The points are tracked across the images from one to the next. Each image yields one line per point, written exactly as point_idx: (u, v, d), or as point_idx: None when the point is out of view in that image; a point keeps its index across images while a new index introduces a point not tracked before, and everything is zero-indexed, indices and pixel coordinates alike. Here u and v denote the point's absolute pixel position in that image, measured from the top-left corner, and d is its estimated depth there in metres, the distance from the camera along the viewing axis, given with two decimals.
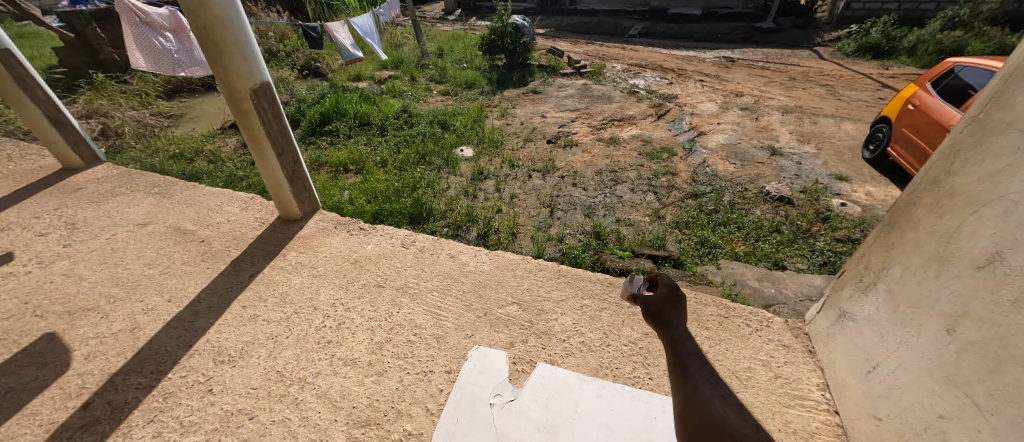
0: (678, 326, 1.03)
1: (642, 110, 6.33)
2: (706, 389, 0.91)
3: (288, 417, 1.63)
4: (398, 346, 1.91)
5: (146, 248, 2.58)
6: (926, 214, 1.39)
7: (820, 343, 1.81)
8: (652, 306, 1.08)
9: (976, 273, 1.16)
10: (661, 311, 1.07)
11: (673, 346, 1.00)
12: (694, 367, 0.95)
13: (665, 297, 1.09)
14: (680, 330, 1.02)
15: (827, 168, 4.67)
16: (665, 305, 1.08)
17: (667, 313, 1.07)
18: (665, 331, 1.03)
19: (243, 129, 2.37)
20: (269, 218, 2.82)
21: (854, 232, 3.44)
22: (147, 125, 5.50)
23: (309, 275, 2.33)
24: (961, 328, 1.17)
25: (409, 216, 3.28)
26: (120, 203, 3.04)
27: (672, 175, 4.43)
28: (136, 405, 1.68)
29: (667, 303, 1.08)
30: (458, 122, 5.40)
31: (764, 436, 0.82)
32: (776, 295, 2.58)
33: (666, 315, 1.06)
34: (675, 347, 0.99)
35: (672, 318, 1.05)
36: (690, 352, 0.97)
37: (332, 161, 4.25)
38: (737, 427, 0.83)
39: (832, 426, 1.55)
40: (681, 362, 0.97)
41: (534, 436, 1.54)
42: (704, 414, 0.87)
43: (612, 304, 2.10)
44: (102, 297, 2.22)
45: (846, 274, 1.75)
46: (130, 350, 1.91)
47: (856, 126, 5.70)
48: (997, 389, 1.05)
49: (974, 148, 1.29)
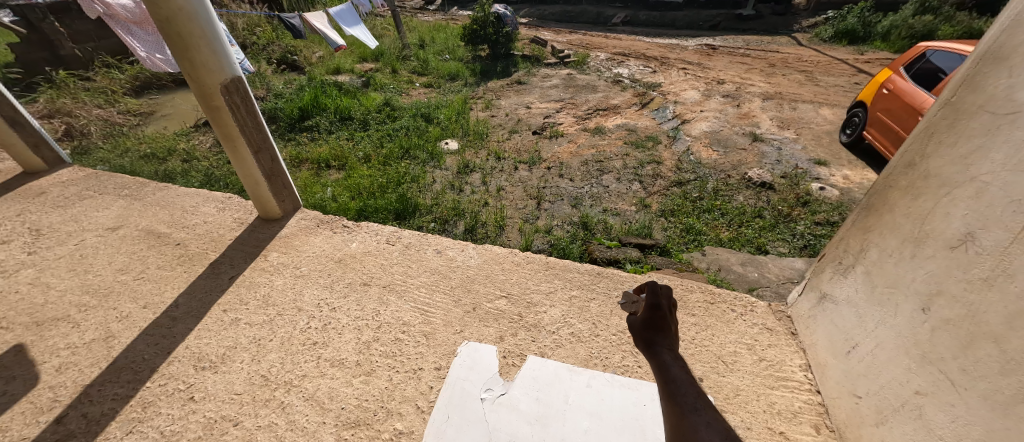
0: (663, 352, 1.06)
1: (626, 100, 6.34)
2: (693, 415, 0.91)
3: (275, 422, 1.59)
4: (386, 345, 1.88)
5: (118, 253, 2.47)
6: (902, 197, 1.43)
7: (802, 325, 1.86)
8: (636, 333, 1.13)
9: (950, 252, 1.19)
10: (644, 336, 1.11)
11: (662, 374, 1.02)
12: (680, 393, 0.96)
13: (644, 321, 1.13)
14: (663, 356, 1.05)
15: (807, 153, 4.76)
16: (647, 331, 1.11)
17: (651, 338, 1.10)
18: (651, 357, 1.06)
19: (215, 126, 2.28)
20: (248, 218, 2.74)
21: (832, 215, 3.53)
22: (115, 124, 5.26)
23: (292, 276, 2.27)
24: (936, 306, 1.20)
25: (394, 211, 3.22)
26: (88, 206, 2.90)
27: (657, 164, 4.46)
28: (113, 416, 1.62)
29: (650, 329, 1.11)
30: (442, 115, 5.32)
31: None
32: (759, 279, 2.64)
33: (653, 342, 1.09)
34: (662, 373, 1.02)
35: (658, 343, 1.09)
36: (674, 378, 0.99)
37: (313, 158, 4.15)
38: None
39: (814, 405, 1.59)
40: (669, 388, 0.99)
41: (526, 430, 1.54)
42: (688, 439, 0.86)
43: (600, 294, 2.11)
44: (72, 306, 2.12)
45: (827, 257, 1.78)
46: (105, 360, 1.84)
47: (833, 111, 5.82)
48: (970, 364, 1.08)
49: (946, 130, 1.32)
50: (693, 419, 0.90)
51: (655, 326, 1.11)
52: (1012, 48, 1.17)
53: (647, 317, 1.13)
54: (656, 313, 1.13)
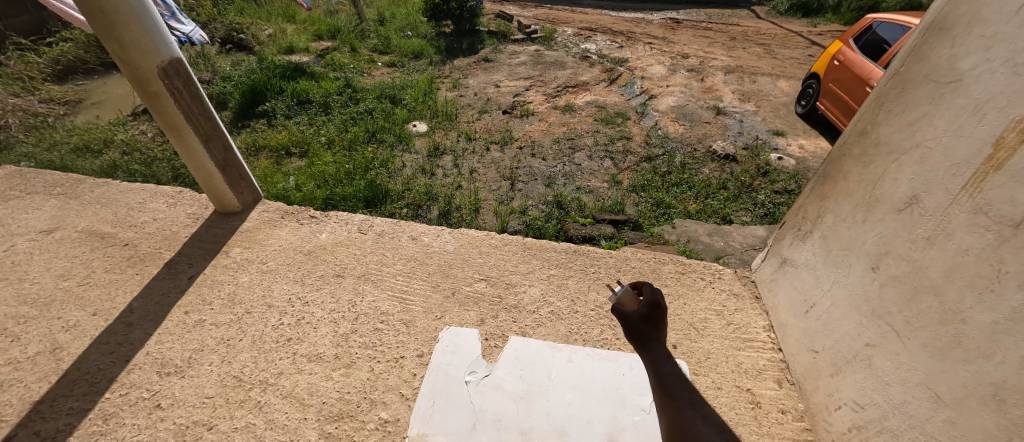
0: (658, 346, 0.99)
1: (594, 76, 6.31)
2: (688, 410, 0.89)
3: (253, 423, 1.54)
4: (365, 336, 1.84)
5: (57, 258, 2.26)
6: (855, 165, 1.52)
7: (765, 288, 1.97)
8: (630, 327, 1.01)
9: (897, 215, 1.27)
10: (639, 331, 1.00)
11: (654, 370, 0.96)
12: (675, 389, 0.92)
13: (644, 315, 1.02)
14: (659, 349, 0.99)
15: (766, 125, 4.97)
16: (643, 324, 1.01)
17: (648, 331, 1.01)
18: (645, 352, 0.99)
19: (158, 115, 2.10)
20: (203, 213, 2.56)
21: (790, 184, 3.73)
22: (38, 115, 4.72)
23: (258, 271, 2.16)
24: (884, 265, 1.29)
25: (364, 199, 3.13)
26: (15, 208, 2.62)
27: (627, 139, 4.52)
28: (70, 431, 1.51)
29: (647, 324, 1.01)
30: (408, 96, 5.11)
31: None
32: (725, 248, 2.77)
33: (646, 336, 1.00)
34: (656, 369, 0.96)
35: (652, 337, 1.01)
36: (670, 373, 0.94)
37: (272, 145, 3.94)
38: None
39: (777, 362, 1.71)
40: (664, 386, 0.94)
41: (511, 407, 1.56)
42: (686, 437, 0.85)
43: (578, 271, 2.15)
44: (8, 318, 1.94)
45: (787, 224, 1.89)
46: (54, 374, 1.70)
47: (790, 84, 6.07)
48: (912, 316, 1.16)
49: (896, 98, 1.40)
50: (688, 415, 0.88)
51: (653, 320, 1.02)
52: (956, 18, 1.23)
53: (646, 311, 1.02)
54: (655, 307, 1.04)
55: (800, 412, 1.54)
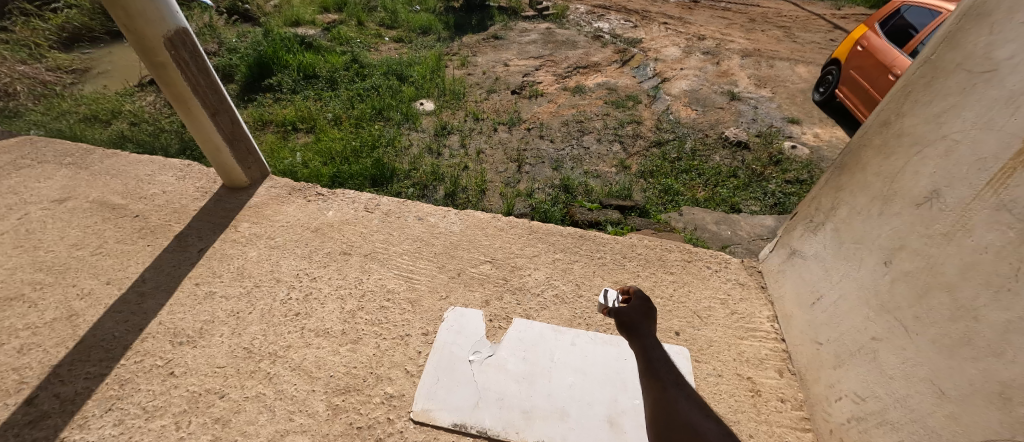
0: (648, 334, 1.09)
1: (606, 57, 6.15)
2: (673, 390, 0.97)
3: (263, 392, 1.58)
4: (371, 313, 1.87)
5: (69, 227, 2.29)
6: (875, 156, 1.48)
7: (771, 279, 1.96)
8: (623, 317, 1.14)
9: (915, 209, 1.25)
10: (630, 320, 1.12)
11: (644, 353, 1.05)
12: (664, 371, 1.01)
13: (638, 308, 1.15)
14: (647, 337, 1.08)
15: (781, 112, 4.85)
16: (635, 316, 1.13)
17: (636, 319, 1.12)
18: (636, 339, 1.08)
19: (165, 87, 2.08)
20: (212, 187, 2.57)
21: (802, 174, 3.67)
22: (45, 83, 4.71)
23: (267, 247, 2.19)
24: (897, 259, 1.27)
25: (371, 177, 3.13)
26: (26, 176, 2.65)
27: (637, 123, 4.44)
28: (88, 395, 1.57)
29: (639, 314, 1.13)
30: (415, 72, 5.02)
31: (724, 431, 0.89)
32: (732, 237, 2.75)
33: (637, 325, 1.11)
34: (647, 354, 1.04)
35: (642, 328, 1.11)
36: (660, 358, 1.03)
37: (278, 120, 3.92)
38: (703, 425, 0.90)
39: (779, 352, 1.72)
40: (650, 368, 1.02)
41: (513, 387, 1.59)
42: (672, 412, 0.93)
43: (583, 256, 2.15)
44: (25, 284, 1.99)
45: (798, 215, 1.87)
46: (71, 339, 1.75)
47: (808, 70, 5.89)
48: (922, 312, 1.15)
49: (924, 88, 1.35)
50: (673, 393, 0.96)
51: (643, 314, 1.13)
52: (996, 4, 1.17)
53: (639, 306, 1.15)
54: (646, 304, 1.16)
55: (799, 401, 1.56)
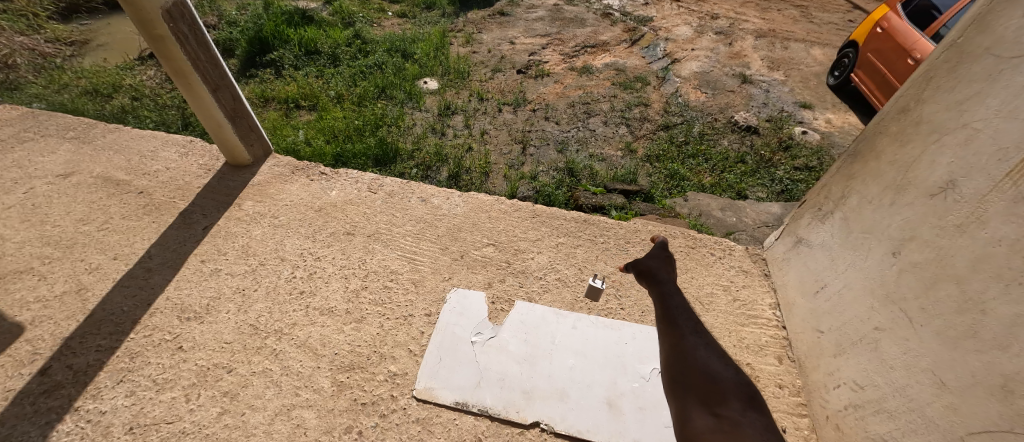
0: (666, 282, 1.25)
1: (616, 35, 5.98)
2: (692, 337, 1.12)
3: (269, 368, 1.62)
4: (375, 293, 1.89)
5: (75, 202, 2.30)
6: (890, 144, 1.45)
7: (775, 267, 1.95)
8: (644, 267, 1.30)
9: (929, 200, 1.22)
10: (652, 271, 1.28)
11: (664, 300, 1.21)
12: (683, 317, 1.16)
13: (658, 261, 1.32)
14: (667, 284, 1.24)
15: (794, 96, 4.74)
16: (655, 267, 1.29)
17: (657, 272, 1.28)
18: (655, 287, 1.24)
19: (164, 61, 2.05)
20: (215, 164, 2.56)
21: (811, 160, 3.61)
22: (45, 55, 4.66)
23: (271, 225, 2.19)
24: (906, 250, 1.26)
25: (374, 157, 3.10)
26: (30, 150, 2.64)
27: (645, 106, 4.35)
28: (100, 366, 1.61)
29: (659, 266, 1.30)
30: (419, 49, 4.91)
31: (738, 373, 1.03)
32: (737, 223, 2.73)
33: (657, 275, 1.27)
34: (665, 300, 1.20)
35: (662, 277, 1.27)
36: (678, 305, 1.19)
37: (281, 96, 3.87)
38: (719, 368, 1.04)
39: (779, 339, 1.73)
40: (669, 313, 1.19)
41: (514, 368, 1.62)
42: (688, 354, 1.08)
43: (586, 241, 2.14)
44: (34, 258, 2.01)
45: (807, 203, 1.84)
46: (81, 313, 1.78)
47: (824, 52, 5.71)
48: (928, 304, 1.14)
49: (947, 74, 1.30)
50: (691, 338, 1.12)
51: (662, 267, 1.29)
52: None
53: (659, 260, 1.32)
54: (665, 259, 1.34)
55: (797, 388, 1.58)
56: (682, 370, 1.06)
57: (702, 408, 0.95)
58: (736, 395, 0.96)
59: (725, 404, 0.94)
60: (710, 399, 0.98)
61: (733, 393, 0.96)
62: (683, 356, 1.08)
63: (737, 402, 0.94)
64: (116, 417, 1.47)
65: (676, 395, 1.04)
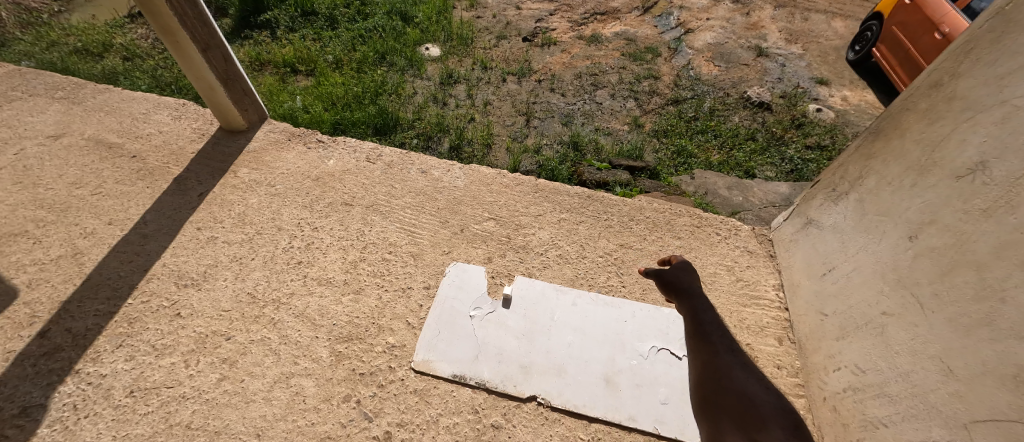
0: (697, 296, 1.29)
1: (627, 3, 5.70)
2: (726, 356, 1.18)
3: (267, 337, 1.61)
4: (373, 265, 1.87)
5: (67, 165, 2.25)
6: (918, 122, 1.38)
7: (781, 248, 1.92)
8: (669, 280, 1.35)
9: (954, 182, 1.16)
10: (682, 287, 1.32)
11: (694, 316, 1.26)
12: (716, 337, 1.22)
13: (684, 275, 1.35)
14: (701, 300, 1.28)
15: (810, 72, 4.56)
16: (684, 282, 1.33)
17: (693, 286, 1.33)
18: (688, 302, 1.29)
19: (149, 18, 1.94)
20: (209, 129, 2.49)
21: (824, 139, 3.51)
22: (31, 11, 4.51)
23: (267, 194, 2.15)
24: (924, 234, 1.21)
25: (374, 126, 3.02)
26: (20, 110, 2.57)
27: (655, 79, 4.19)
28: (99, 331, 1.60)
29: (686, 280, 1.34)
30: (420, 13, 4.69)
31: (780, 399, 1.07)
32: (743, 203, 2.68)
33: (685, 288, 1.32)
34: (697, 316, 1.26)
35: (692, 291, 1.31)
36: (711, 324, 1.24)
37: (277, 61, 3.73)
38: (757, 390, 1.09)
39: (781, 320, 1.71)
40: (702, 329, 1.24)
41: (513, 343, 1.61)
42: (725, 379, 1.13)
43: (589, 217, 2.10)
44: (28, 221, 1.98)
45: (820, 183, 1.79)
46: (78, 277, 1.77)
47: (845, 25, 5.46)
48: (942, 290, 1.11)
49: (989, 45, 1.20)
50: (726, 359, 1.18)
51: (687, 282, 1.33)
52: None
53: (682, 275, 1.35)
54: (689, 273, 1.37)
55: (796, 369, 1.57)
56: (715, 391, 1.11)
57: (738, 432, 1.00)
58: (778, 421, 0.98)
59: (765, 431, 0.96)
60: (746, 424, 1.00)
61: (772, 418, 1.00)
62: (718, 380, 1.13)
63: (779, 429, 0.96)
64: (116, 380, 1.47)
65: (707, 414, 1.10)
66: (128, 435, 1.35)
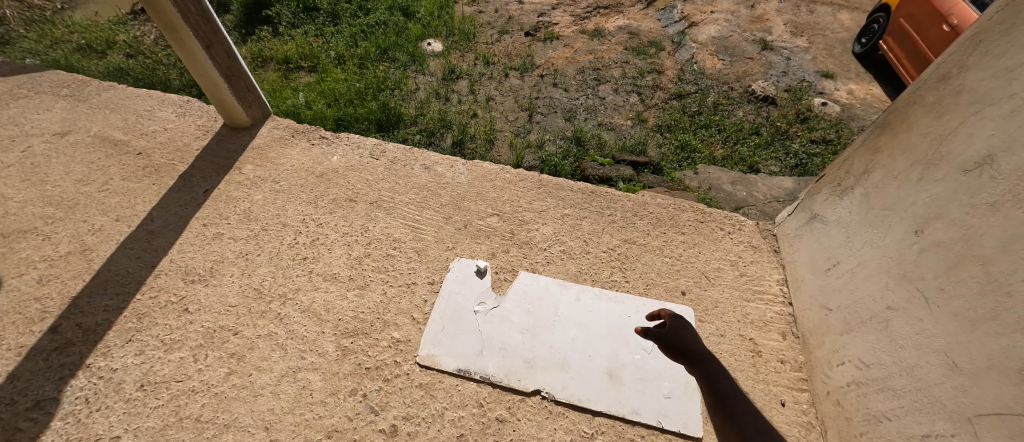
0: (710, 362, 1.13)
1: None
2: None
3: (275, 332, 1.63)
4: (377, 261, 1.88)
5: (73, 162, 2.27)
6: (924, 116, 1.37)
7: (785, 243, 1.91)
8: (672, 344, 1.18)
9: (961, 176, 1.16)
10: (687, 352, 1.16)
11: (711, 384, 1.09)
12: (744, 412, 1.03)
13: (683, 336, 1.19)
14: (713, 366, 1.12)
15: (815, 65, 4.51)
16: (686, 345, 1.17)
17: (699, 349, 1.17)
18: (700, 368, 1.12)
19: (154, 15, 1.95)
20: (213, 126, 2.50)
21: (829, 133, 3.49)
22: (35, 8, 4.53)
23: (272, 190, 2.16)
24: (930, 229, 1.21)
25: (376, 122, 3.03)
26: (25, 107, 2.59)
27: (658, 73, 4.16)
28: (108, 326, 1.63)
29: (689, 342, 1.18)
30: (422, 8, 4.67)
31: None
32: (747, 198, 2.67)
33: (696, 353, 1.15)
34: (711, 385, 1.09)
35: (702, 356, 1.15)
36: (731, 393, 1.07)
37: (280, 57, 3.74)
38: None
39: (784, 315, 1.71)
40: (721, 401, 1.06)
41: (517, 338, 1.62)
42: None
43: (592, 213, 2.10)
44: (36, 218, 2.00)
45: (825, 178, 1.78)
46: (86, 273, 1.79)
47: (852, 18, 5.40)
48: (947, 284, 1.11)
49: (998, 37, 1.19)
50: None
51: (689, 345, 1.17)
52: None
53: (681, 335, 1.19)
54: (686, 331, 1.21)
55: (800, 363, 1.57)
56: None
57: None
58: None
59: None
60: None
61: None
62: None
63: None
64: (127, 374, 1.50)
65: None
66: (139, 428, 1.38)
